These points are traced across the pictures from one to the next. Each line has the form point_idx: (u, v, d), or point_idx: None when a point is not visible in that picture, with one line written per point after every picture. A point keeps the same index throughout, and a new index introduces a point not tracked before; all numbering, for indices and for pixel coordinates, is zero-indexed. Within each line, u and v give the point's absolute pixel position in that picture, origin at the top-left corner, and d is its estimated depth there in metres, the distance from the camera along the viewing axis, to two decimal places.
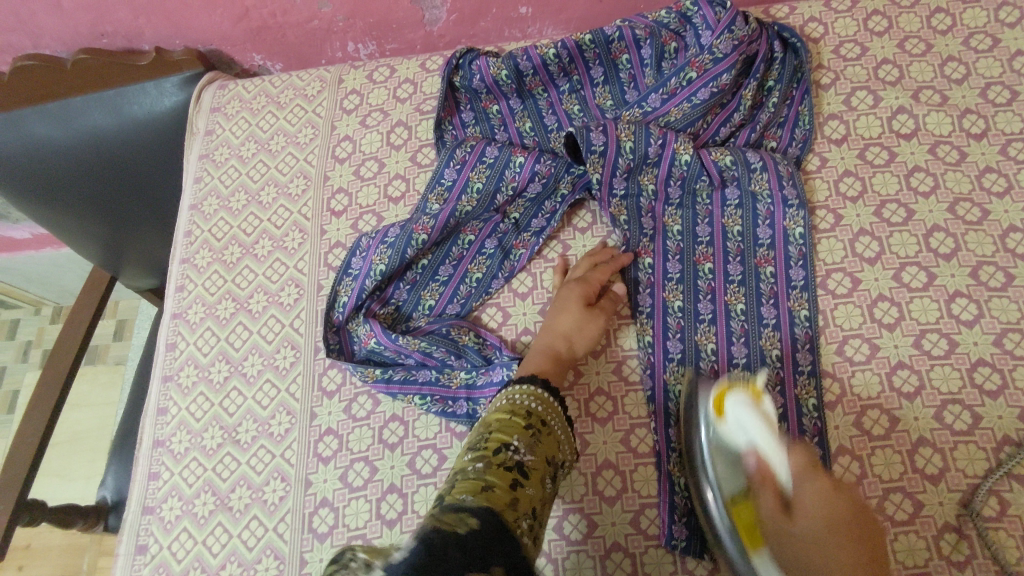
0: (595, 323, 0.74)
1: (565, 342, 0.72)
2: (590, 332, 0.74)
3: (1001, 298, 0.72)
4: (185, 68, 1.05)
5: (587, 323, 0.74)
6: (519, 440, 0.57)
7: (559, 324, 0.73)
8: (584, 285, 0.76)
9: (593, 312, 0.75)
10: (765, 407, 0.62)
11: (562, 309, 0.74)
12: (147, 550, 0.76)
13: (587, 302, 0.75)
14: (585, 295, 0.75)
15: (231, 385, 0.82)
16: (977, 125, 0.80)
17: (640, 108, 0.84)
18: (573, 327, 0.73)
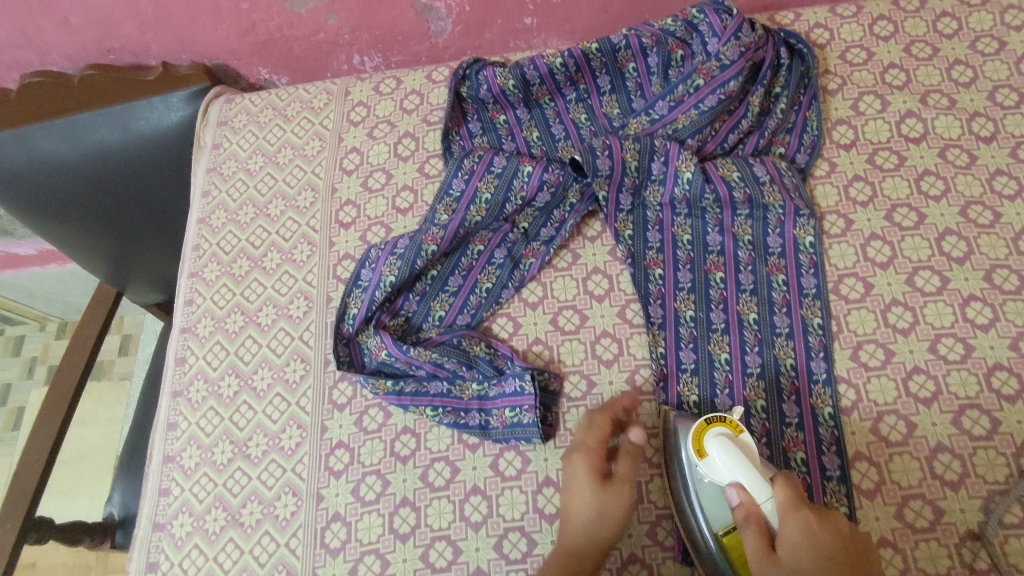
0: (617, 502, 0.64)
1: (585, 535, 0.63)
2: (612, 514, 0.64)
3: (1016, 301, 0.72)
4: (193, 83, 1.05)
5: (608, 509, 0.64)
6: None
7: (575, 508, 0.65)
8: (590, 454, 0.66)
9: (610, 488, 0.65)
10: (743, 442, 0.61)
11: (573, 495, 0.65)
12: (159, 567, 0.75)
13: (601, 475, 0.65)
14: (595, 464, 0.66)
15: (240, 399, 0.82)
16: (986, 128, 0.80)
17: (647, 116, 0.84)
18: (590, 505, 0.64)
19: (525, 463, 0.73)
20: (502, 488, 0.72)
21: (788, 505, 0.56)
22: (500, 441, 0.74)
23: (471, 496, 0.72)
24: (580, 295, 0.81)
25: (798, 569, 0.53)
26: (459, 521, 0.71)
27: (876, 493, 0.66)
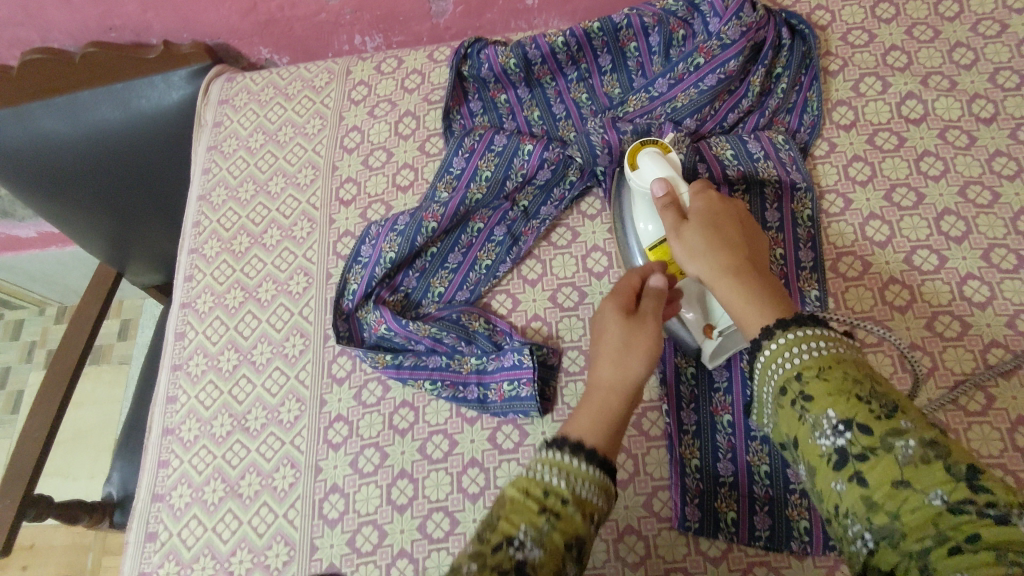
0: (643, 332, 0.58)
1: (614, 367, 0.57)
2: (642, 346, 0.58)
3: (1013, 280, 0.72)
4: (194, 62, 1.06)
5: (636, 339, 0.58)
6: (528, 527, 0.47)
7: (603, 355, 0.58)
8: (614, 296, 0.61)
9: (636, 320, 0.59)
10: (672, 157, 0.68)
11: (601, 332, 0.60)
12: (157, 537, 0.76)
13: (626, 309, 0.60)
14: (621, 303, 0.60)
15: (240, 373, 0.82)
16: (986, 109, 0.80)
17: (647, 93, 0.85)
18: (619, 350, 0.57)
19: (523, 436, 0.73)
20: (499, 461, 0.73)
21: (703, 220, 0.61)
22: (498, 415, 0.74)
23: (469, 469, 0.73)
24: (579, 273, 0.81)
25: (706, 274, 0.59)
26: (456, 493, 0.72)
27: None
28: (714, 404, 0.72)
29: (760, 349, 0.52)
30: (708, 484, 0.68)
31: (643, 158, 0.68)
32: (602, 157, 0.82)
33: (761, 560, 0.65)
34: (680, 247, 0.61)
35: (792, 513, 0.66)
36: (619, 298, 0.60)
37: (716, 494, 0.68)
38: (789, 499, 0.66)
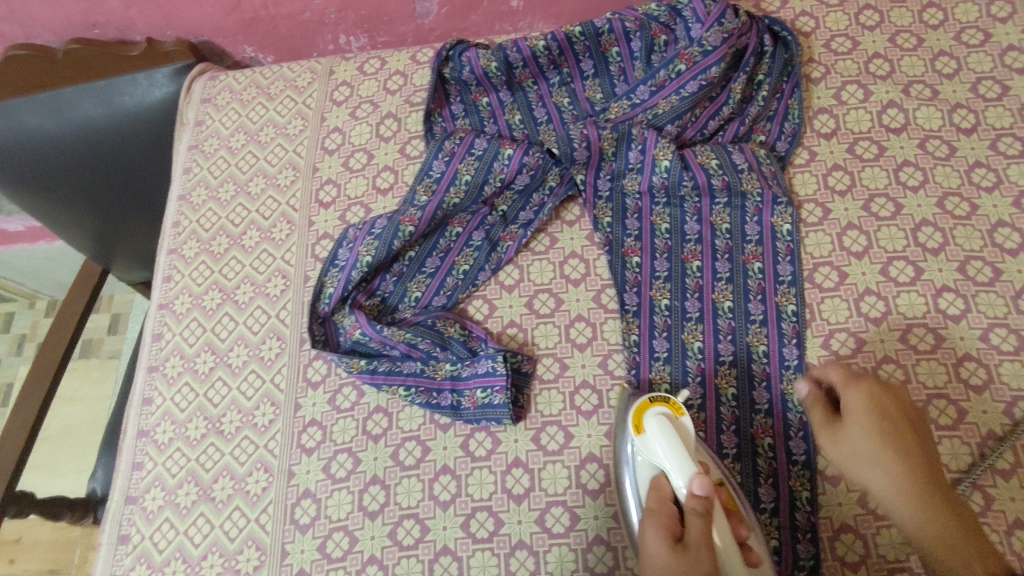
0: (692, 572, 0.54)
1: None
2: (699, 570, 0.54)
3: (988, 293, 0.72)
4: (176, 59, 1.05)
5: (691, 568, 0.54)
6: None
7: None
8: (658, 517, 0.59)
9: (687, 552, 0.55)
10: (683, 424, 0.64)
11: (648, 559, 0.56)
12: (129, 539, 0.76)
13: (671, 531, 0.57)
14: (665, 527, 0.58)
15: (215, 376, 0.82)
16: (967, 119, 0.80)
17: (629, 100, 0.84)
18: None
19: (496, 443, 0.73)
20: (471, 468, 0.72)
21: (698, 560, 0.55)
22: (471, 421, 0.74)
23: (441, 476, 0.73)
24: (556, 279, 0.81)
25: None
26: (427, 499, 0.72)
27: (841, 480, 0.67)
28: None
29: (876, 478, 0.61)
30: None
31: (651, 419, 0.64)
32: (581, 166, 0.83)
33: None
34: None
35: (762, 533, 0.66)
36: (659, 520, 0.58)
37: None
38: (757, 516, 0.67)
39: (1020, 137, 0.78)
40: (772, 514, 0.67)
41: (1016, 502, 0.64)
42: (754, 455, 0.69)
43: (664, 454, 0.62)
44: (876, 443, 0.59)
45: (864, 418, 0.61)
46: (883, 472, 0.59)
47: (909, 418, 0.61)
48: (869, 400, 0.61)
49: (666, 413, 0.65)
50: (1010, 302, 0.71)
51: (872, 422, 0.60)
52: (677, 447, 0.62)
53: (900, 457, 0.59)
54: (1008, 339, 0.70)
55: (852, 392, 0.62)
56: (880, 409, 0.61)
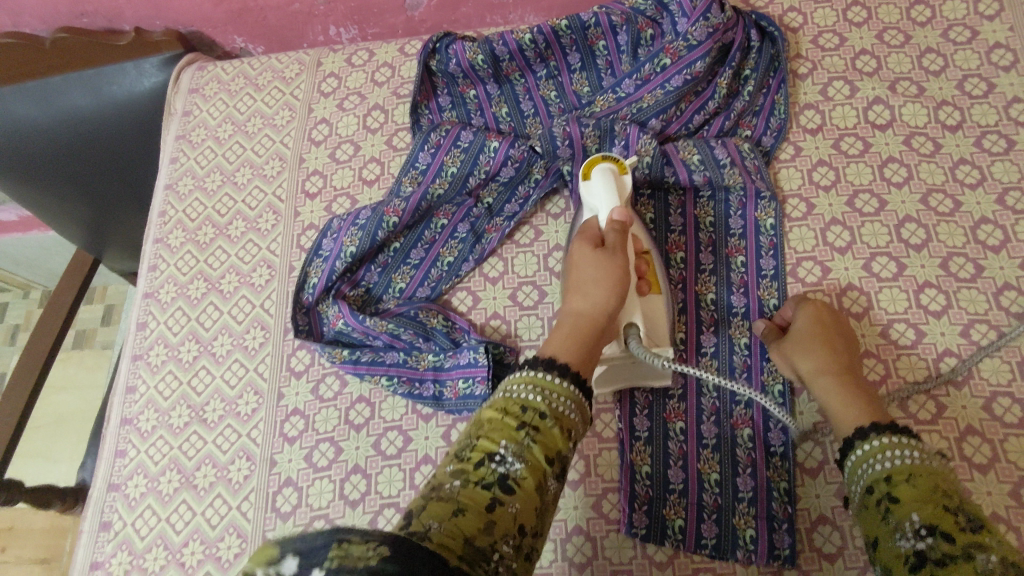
0: (603, 268, 0.66)
1: (582, 298, 0.65)
2: (611, 278, 0.65)
3: (969, 289, 0.72)
4: (165, 49, 1.04)
5: (606, 272, 0.65)
6: (510, 442, 0.50)
7: (578, 283, 0.66)
8: (584, 235, 0.70)
9: (604, 251, 0.67)
10: (624, 179, 0.74)
11: (576, 268, 0.67)
12: (111, 526, 0.76)
13: (594, 242, 0.69)
14: (590, 238, 0.69)
15: (200, 364, 0.82)
16: (952, 116, 0.80)
17: (615, 93, 0.84)
18: (589, 279, 0.65)
19: None
20: None
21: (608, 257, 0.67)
22: (452, 412, 0.74)
23: (422, 465, 0.73)
24: (540, 272, 0.81)
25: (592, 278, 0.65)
26: (408, 489, 0.72)
27: (819, 471, 0.68)
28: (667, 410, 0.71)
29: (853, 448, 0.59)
30: (658, 491, 0.68)
31: (596, 170, 0.74)
32: (566, 159, 0.83)
33: (706, 567, 0.65)
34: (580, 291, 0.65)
35: (739, 523, 0.66)
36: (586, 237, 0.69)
37: (665, 501, 0.68)
38: (735, 508, 0.67)
39: (1005, 134, 0.78)
40: (750, 504, 0.67)
41: (992, 496, 0.64)
42: (733, 445, 0.69)
43: (600, 198, 0.72)
44: (817, 347, 0.66)
45: (809, 330, 0.68)
46: (816, 370, 0.65)
47: (847, 343, 0.68)
48: (814, 318, 0.69)
49: (612, 167, 0.74)
50: (991, 298, 0.71)
51: (816, 333, 0.67)
52: (612, 192, 0.72)
53: (834, 362, 0.65)
54: (988, 335, 0.70)
55: (802, 313, 0.70)
56: (824, 329, 0.68)
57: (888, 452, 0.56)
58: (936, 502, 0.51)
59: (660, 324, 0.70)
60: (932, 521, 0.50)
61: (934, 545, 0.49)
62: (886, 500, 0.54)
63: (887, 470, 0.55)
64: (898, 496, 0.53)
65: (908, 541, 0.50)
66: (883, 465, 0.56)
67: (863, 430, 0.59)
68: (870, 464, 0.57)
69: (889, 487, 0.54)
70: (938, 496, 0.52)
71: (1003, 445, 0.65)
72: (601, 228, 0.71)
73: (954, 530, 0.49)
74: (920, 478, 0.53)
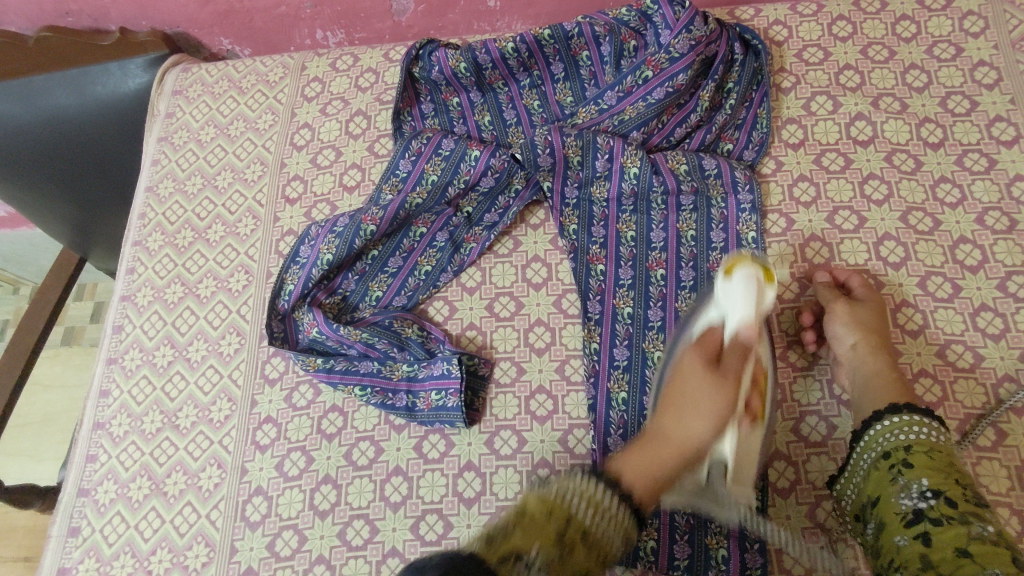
0: (722, 387, 0.56)
1: (676, 421, 0.57)
2: (718, 408, 0.56)
3: (946, 309, 0.72)
4: (149, 50, 1.04)
5: (714, 399, 0.56)
6: (541, 548, 0.44)
7: (676, 397, 0.58)
8: (700, 345, 0.60)
9: (718, 372, 0.57)
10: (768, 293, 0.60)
11: (678, 393, 0.58)
12: (80, 532, 0.75)
13: (708, 359, 0.59)
14: (705, 351, 0.59)
15: (174, 369, 0.82)
16: (935, 134, 0.80)
17: (596, 105, 0.83)
18: (691, 397, 0.57)
19: (448, 446, 0.73)
20: (424, 470, 0.72)
21: (720, 377, 0.57)
22: (425, 423, 0.74)
23: (393, 477, 0.72)
24: (517, 283, 0.80)
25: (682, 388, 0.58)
26: (378, 501, 0.71)
27: (791, 491, 0.67)
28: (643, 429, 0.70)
29: (878, 418, 0.62)
30: None
31: (741, 268, 0.60)
32: (547, 173, 0.82)
33: None
34: (680, 427, 0.56)
35: (712, 542, 0.66)
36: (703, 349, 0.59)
37: (637, 522, 0.67)
38: (706, 526, 0.66)
39: (987, 153, 0.78)
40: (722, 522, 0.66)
41: None
42: None
43: (733, 300, 0.59)
44: (871, 326, 0.69)
45: (868, 311, 0.70)
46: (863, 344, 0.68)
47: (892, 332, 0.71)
48: (877, 311, 0.70)
49: (758, 273, 0.60)
50: (968, 319, 0.71)
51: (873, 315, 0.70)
52: (751, 301, 0.58)
53: (886, 352, 0.67)
54: (964, 356, 0.69)
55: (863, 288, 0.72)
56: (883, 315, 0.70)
57: (910, 427, 0.60)
58: (949, 475, 0.56)
59: (749, 462, 0.61)
60: (939, 487, 0.55)
61: (934, 506, 0.54)
62: (899, 466, 0.58)
63: (907, 441, 0.59)
64: (912, 462, 0.58)
65: (910, 501, 0.56)
66: (903, 436, 0.60)
67: (895, 405, 0.62)
68: (893, 433, 0.61)
69: (905, 456, 0.59)
70: (951, 471, 0.56)
71: (974, 468, 0.65)
72: (722, 341, 0.60)
73: (960, 498, 0.54)
74: (937, 455, 0.57)
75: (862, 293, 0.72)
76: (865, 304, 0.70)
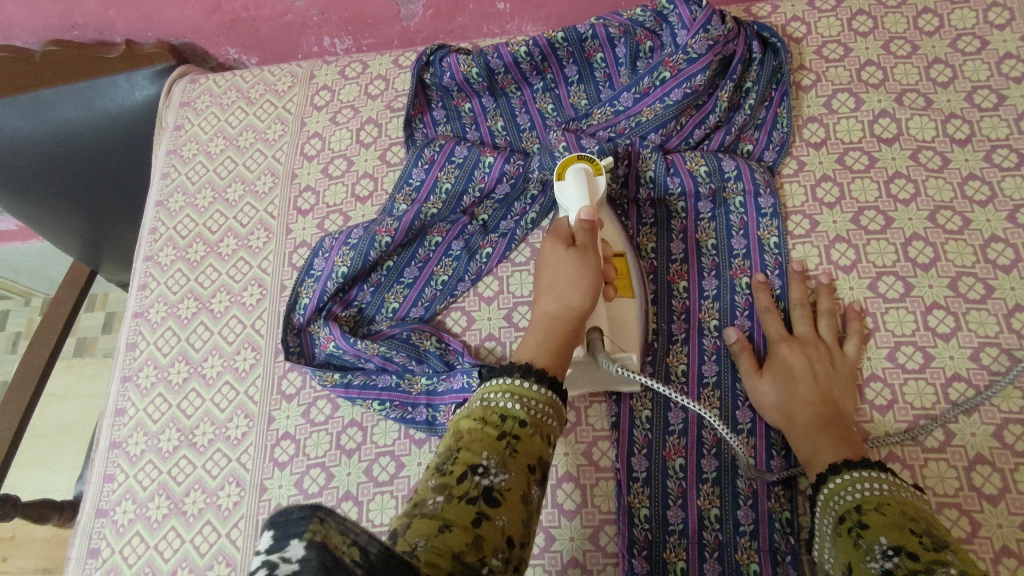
0: (586, 268, 0.61)
1: (554, 300, 0.60)
2: (584, 279, 0.61)
3: (979, 311, 0.70)
4: (157, 61, 1.02)
5: (579, 275, 0.61)
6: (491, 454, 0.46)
7: (548, 286, 0.61)
8: (554, 235, 0.65)
9: (576, 250, 0.63)
10: (600, 178, 0.71)
11: (547, 274, 0.62)
12: (99, 554, 0.75)
13: (565, 242, 0.64)
14: (560, 239, 0.65)
15: (189, 387, 0.81)
16: (961, 130, 0.78)
17: (612, 107, 0.82)
18: (559, 281, 0.61)
19: None
20: None
21: (580, 252, 0.63)
22: None
23: (414, 493, 0.71)
24: None
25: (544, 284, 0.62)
26: (400, 517, 0.70)
27: None
28: (667, 447, 0.69)
29: (826, 482, 0.60)
30: (657, 533, 0.66)
31: (572, 168, 0.71)
32: None
33: None
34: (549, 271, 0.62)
35: (743, 558, 0.65)
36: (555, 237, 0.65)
37: (665, 544, 0.66)
38: (738, 541, 0.65)
39: (1016, 148, 0.75)
40: (752, 537, 0.65)
41: (1002, 529, 0.62)
42: (734, 477, 0.67)
43: (570, 198, 0.70)
44: (806, 383, 0.66)
45: (807, 357, 0.68)
46: (788, 391, 0.66)
47: (854, 375, 0.68)
48: (816, 372, 0.67)
49: (586, 168, 0.71)
50: (1002, 320, 0.69)
51: (815, 360, 0.68)
52: (583, 189, 0.70)
53: (810, 413, 0.65)
54: (999, 359, 0.67)
55: (820, 326, 0.71)
56: (836, 358, 0.68)
57: (855, 486, 0.57)
58: (903, 526, 0.51)
59: (628, 332, 0.70)
60: (897, 542, 0.50)
61: (899, 563, 0.49)
62: (856, 527, 0.54)
63: (858, 501, 0.56)
64: (867, 522, 0.54)
65: (877, 562, 0.50)
66: (852, 496, 0.57)
67: (836, 465, 0.60)
68: (842, 495, 0.58)
69: (859, 515, 0.55)
70: (904, 521, 0.52)
71: (1012, 475, 0.63)
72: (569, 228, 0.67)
73: (918, 547, 0.49)
74: (888, 508, 0.54)
75: (810, 332, 0.70)
76: (807, 347, 0.69)
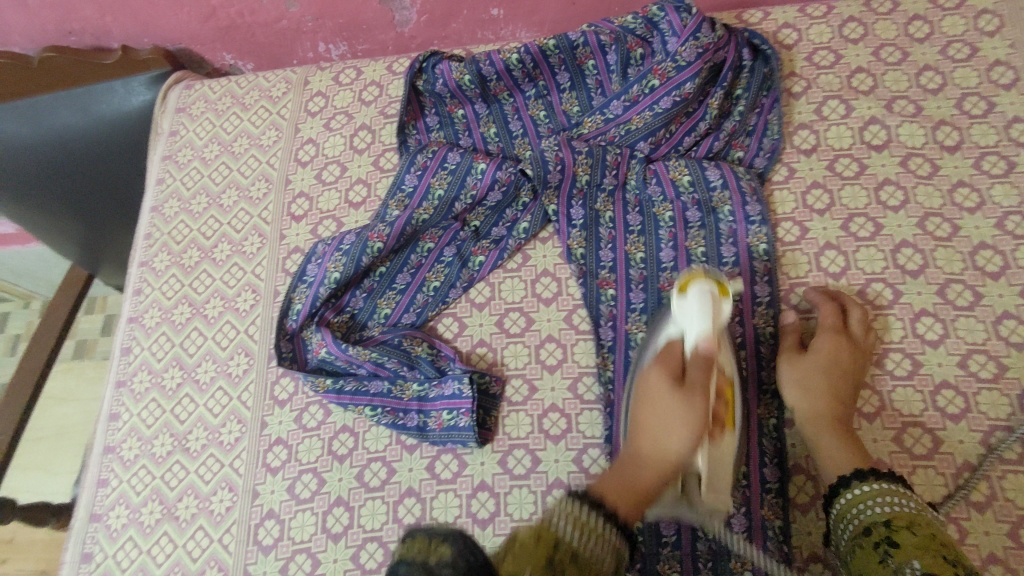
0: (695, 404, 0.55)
1: (653, 445, 0.55)
2: (688, 427, 0.54)
3: (968, 317, 0.70)
4: (152, 68, 1.03)
5: (683, 421, 0.54)
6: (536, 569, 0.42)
7: (645, 423, 0.56)
8: (662, 360, 0.59)
9: (686, 389, 0.56)
10: (725, 305, 0.60)
11: (647, 408, 0.57)
12: (92, 559, 0.75)
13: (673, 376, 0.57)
14: (668, 369, 0.58)
15: (183, 392, 0.81)
16: (951, 137, 0.78)
17: (602, 115, 0.83)
18: (660, 421, 0.55)
19: (461, 466, 0.72)
20: (436, 491, 0.71)
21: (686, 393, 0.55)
22: (436, 443, 0.73)
23: (405, 498, 0.71)
24: (527, 298, 0.79)
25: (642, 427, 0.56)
26: (391, 522, 0.70)
27: (812, 508, 0.66)
28: None
29: (847, 491, 0.58)
30: (651, 545, 0.67)
31: (696, 285, 0.60)
32: (552, 194, 0.82)
33: None
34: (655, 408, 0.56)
35: (736, 567, 0.65)
36: (663, 362, 0.58)
37: (659, 556, 0.66)
38: (732, 551, 0.65)
39: (1005, 156, 0.76)
40: (745, 546, 0.65)
41: (990, 536, 0.62)
42: None
43: (692, 318, 0.59)
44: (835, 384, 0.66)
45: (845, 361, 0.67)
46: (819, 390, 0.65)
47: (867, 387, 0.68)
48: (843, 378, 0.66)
49: (712, 289, 0.60)
50: (990, 327, 0.69)
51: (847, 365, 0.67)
52: (709, 318, 0.58)
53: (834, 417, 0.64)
54: (987, 366, 0.68)
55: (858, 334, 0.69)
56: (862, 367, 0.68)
57: (884, 499, 0.56)
58: (936, 550, 0.50)
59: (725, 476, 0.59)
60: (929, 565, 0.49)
61: None
62: (884, 543, 0.52)
63: (886, 515, 0.54)
64: (896, 540, 0.52)
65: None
66: (881, 509, 0.55)
67: (861, 473, 0.59)
68: (868, 508, 0.56)
69: (887, 531, 0.53)
70: (938, 544, 0.50)
71: (999, 483, 0.63)
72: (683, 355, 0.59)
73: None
74: (921, 528, 0.52)
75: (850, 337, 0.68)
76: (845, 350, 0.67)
